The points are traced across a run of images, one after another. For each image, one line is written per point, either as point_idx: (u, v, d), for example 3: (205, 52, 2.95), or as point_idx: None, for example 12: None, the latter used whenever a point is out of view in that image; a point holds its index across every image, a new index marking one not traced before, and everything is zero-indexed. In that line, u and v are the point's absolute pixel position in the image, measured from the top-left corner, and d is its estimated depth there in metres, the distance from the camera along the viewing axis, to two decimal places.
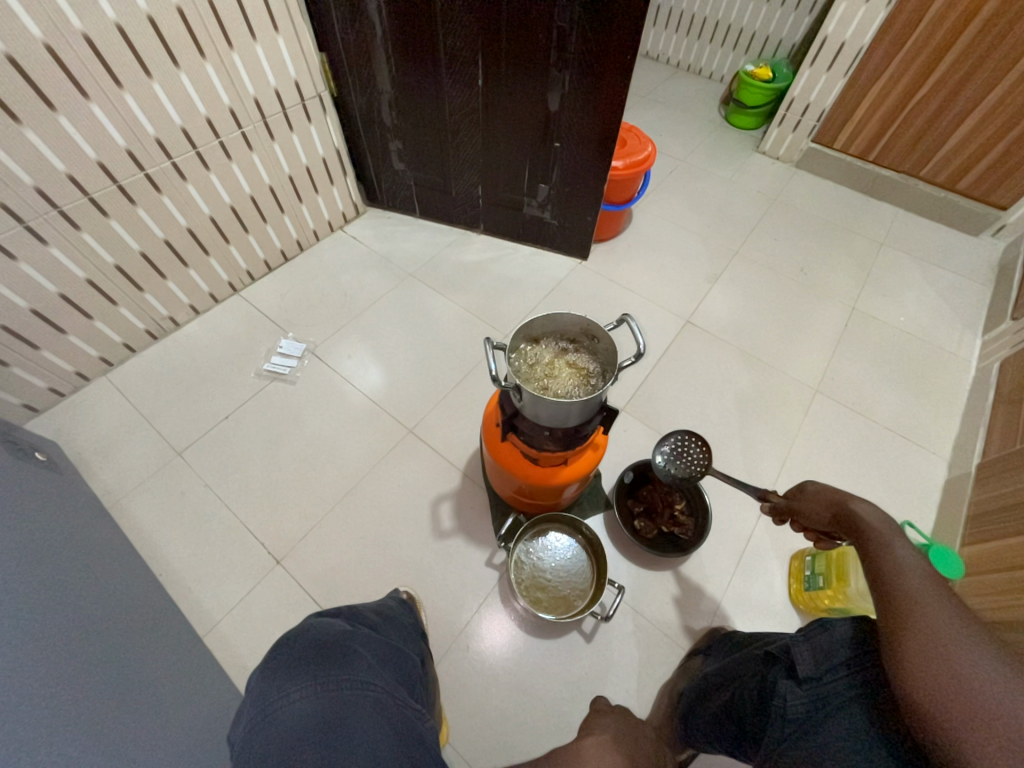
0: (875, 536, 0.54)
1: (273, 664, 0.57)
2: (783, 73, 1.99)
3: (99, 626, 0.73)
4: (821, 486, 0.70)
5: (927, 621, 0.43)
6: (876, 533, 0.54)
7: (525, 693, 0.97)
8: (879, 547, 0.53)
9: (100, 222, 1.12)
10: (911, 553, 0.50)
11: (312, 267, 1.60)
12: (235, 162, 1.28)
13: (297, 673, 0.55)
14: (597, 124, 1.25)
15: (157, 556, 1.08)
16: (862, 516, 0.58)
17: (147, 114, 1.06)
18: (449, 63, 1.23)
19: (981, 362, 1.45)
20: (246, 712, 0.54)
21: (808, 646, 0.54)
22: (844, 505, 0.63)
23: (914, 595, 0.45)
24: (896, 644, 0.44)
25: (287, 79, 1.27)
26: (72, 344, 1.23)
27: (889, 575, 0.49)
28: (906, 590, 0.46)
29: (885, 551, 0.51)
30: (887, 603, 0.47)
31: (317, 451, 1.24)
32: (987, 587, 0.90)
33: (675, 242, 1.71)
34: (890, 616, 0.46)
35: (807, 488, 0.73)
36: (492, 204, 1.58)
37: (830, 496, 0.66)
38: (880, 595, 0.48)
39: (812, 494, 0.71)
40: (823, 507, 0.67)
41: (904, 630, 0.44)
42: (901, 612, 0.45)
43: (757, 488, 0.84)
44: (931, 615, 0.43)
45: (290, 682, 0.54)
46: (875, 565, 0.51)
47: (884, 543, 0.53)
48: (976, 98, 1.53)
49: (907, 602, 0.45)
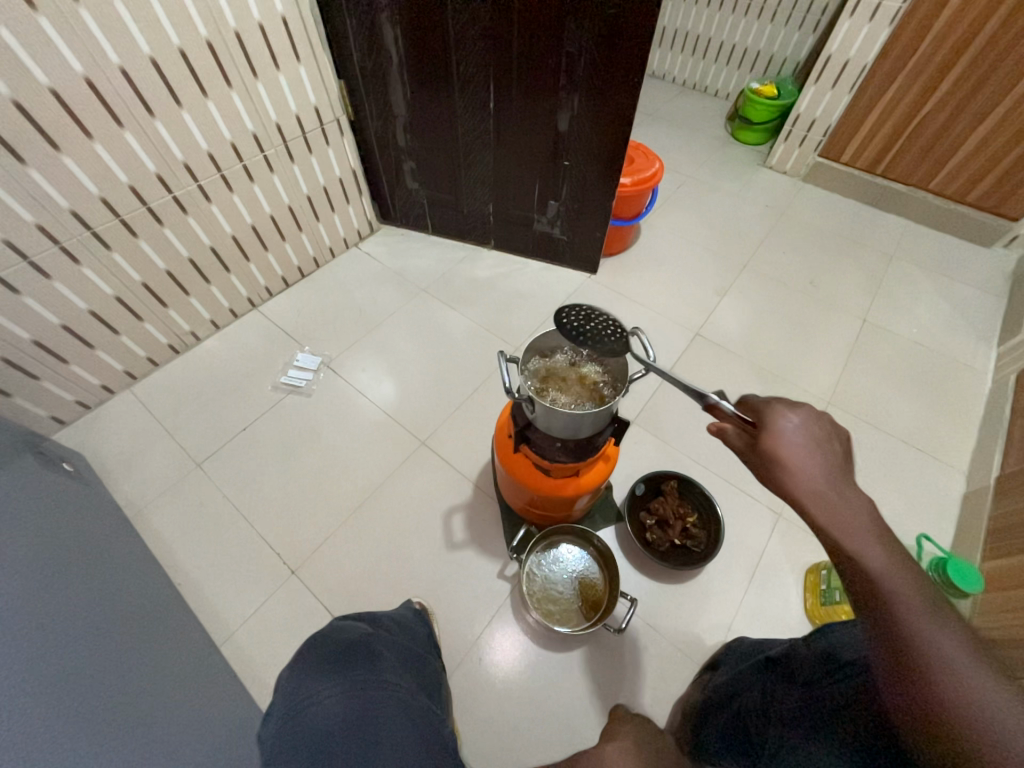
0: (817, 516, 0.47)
1: (302, 663, 0.60)
2: (788, 91, 2.02)
3: (121, 634, 0.75)
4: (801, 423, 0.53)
5: (919, 625, 0.38)
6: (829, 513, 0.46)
7: (538, 708, 0.96)
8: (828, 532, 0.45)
9: (129, 243, 1.17)
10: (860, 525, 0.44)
11: (328, 282, 1.65)
12: (257, 184, 1.34)
13: (326, 672, 0.57)
14: (605, 143, 1.29)
15: (176, 566, 1.10)
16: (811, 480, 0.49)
17: (176, 141, 1.12)
18: (462, 87, 1.28)
19: (997, 374, 1.43)
20: (275, 710, 0.56)
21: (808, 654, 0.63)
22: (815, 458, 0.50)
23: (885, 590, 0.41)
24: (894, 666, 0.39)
25: (307, 105, 1.33)
26: (99, 358, 1.27)
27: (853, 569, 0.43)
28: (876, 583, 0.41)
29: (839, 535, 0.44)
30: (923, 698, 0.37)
31: (331, 462, 1.26)
32: (1010, 602, 0.88)
33: (684, 256, 1.73)
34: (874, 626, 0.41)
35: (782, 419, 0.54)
36: (503, 220, 1.61)
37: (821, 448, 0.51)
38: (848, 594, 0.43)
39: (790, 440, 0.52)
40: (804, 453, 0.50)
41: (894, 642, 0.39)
42: (884, 621, 0.40)
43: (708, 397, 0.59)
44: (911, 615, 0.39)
45: (319, 679, 0.56)
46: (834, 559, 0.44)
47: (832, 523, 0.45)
48: (983, 111, 1.54)
49: (886, 604, 0.40)
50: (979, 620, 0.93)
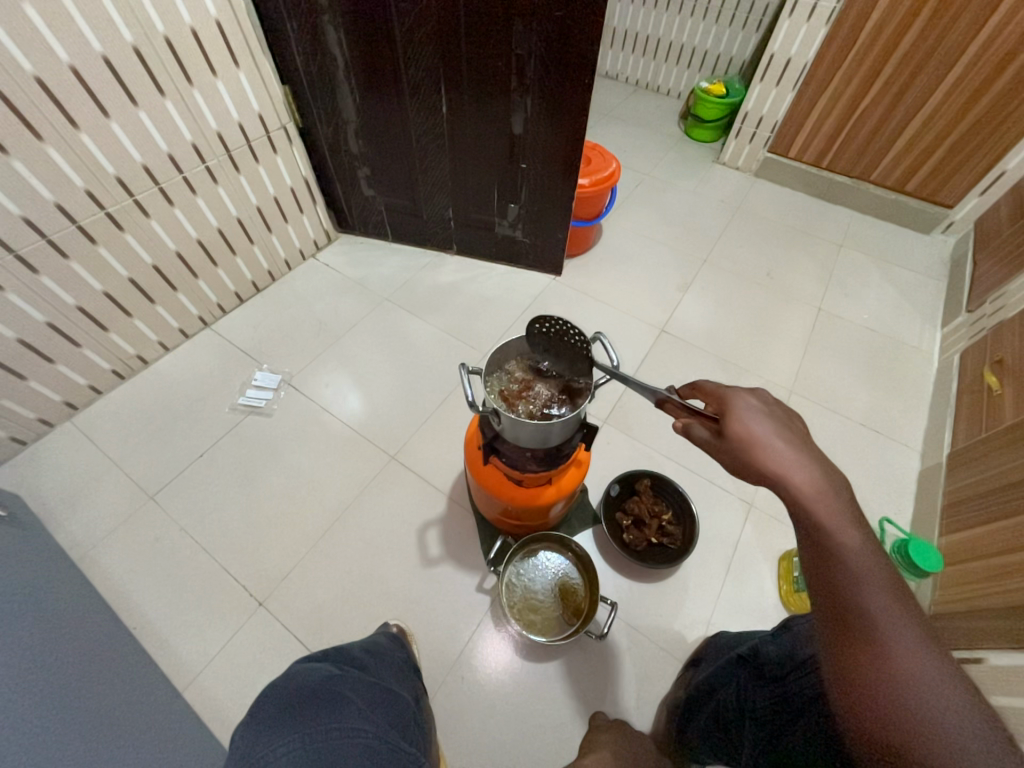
0: (810, 538, 0.46)
1: (254, 718, 0.57)
2: (736, 89, 2.08)
3: (73, 687, 0.70)
4: (767, 408, 0.55)
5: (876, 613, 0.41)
6: (832, 545, 0.45)
7: (524, 722, 0.94)
8: (822, 557, 0.45)
9: (59, 264, 1.09)
10: (863, 565, 0.43)
11: (286, 296, 1.58)
12: (201, 197, 1.27)
13: (282, 726, 0.54)
14: (561, 145, 1.28)
15: (131, 608, 1.03)
16: (799, 493, 0.48)
17: (107, 154, 1.05)
18: (412, 91, 1.25)
19: (943, 354, 1.51)
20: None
21: (776, 648, 0.66)
22: (798, 471, 0.49)
23: (881, 640, 0.40)
24: (860, 708, 0.40)
25: (250, 112, 1.27)
26: (34, 390, 1.18)
27: (853, 614, 0.42)
28: (872, 631, 0.41)
29: (833, 568, 0.44)
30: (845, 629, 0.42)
31: (297, 484, 1.21)
32: (970, 575, 0.93)
33: (645, 253, 1.75)
34: (849, 670, 0.41)
35: (742, 403, 0.55)
36: (464, 225, 1.59)
37: (798, 443, 0.51)
38: (830, 628, 0.43)
39: (760, 429, 0.53)
40: (778, 451, 0.50)
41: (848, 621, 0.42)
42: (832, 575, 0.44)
43: (660, 390, 0.61)
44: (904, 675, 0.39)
45: (275, 734, 0.53)
46: (825, 587, 0.44)
47: (839, 556, 0.44)
48: (917, 105, 1.62)
49: (840, 564, 0.44)
50: (941, 594, 0.97)
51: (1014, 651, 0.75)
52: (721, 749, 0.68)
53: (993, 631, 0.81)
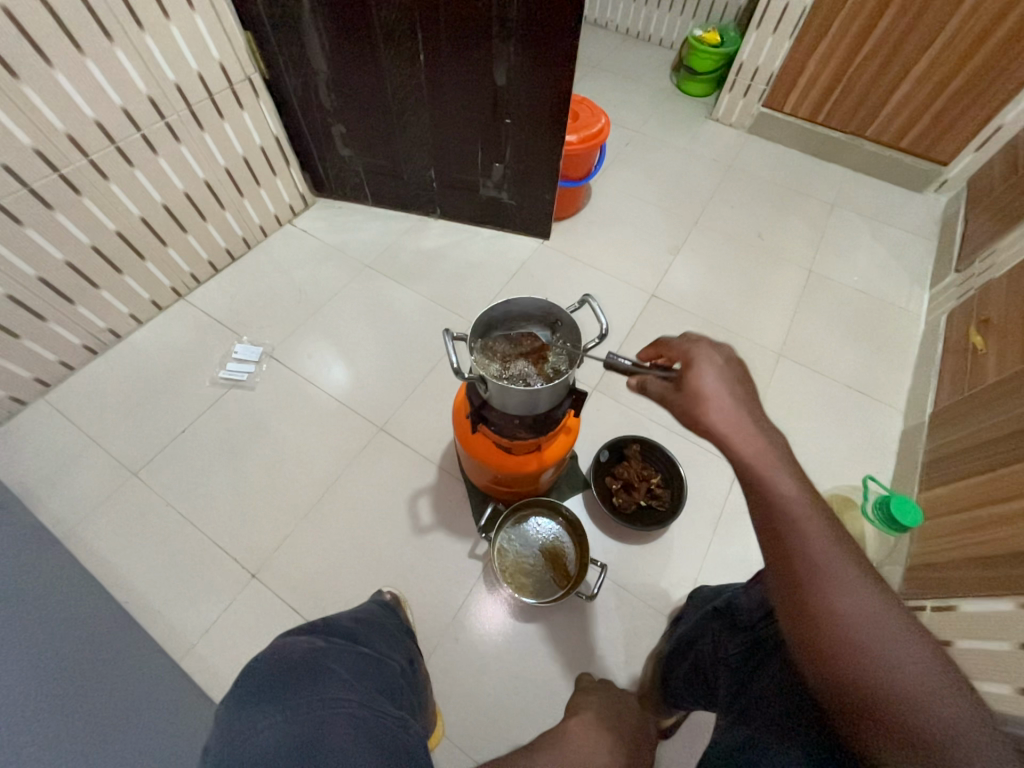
0: (754, 494, 0.49)
1: (240, 692, 0.57)
2: (731, 38, 1.98)
3: (65, 662, 0.70)
4: (721, 365, 0.58)
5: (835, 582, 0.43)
6: (775, 499, 0.47)
7: (516, 678, 0.98)
8: (781, 530, 0.47)
9: (13, 232, 1.02)
10: (804, 513, 0.46)
11: (262, 264, 1.52)
12: (163, 157, 1.18)
13: (265, 701, 0.54)
14: (546, 98, 1.21)
15: (122, 583, 1.03)
16: (754, 468, 0.50)
17: (54, 109, 0.96)
18: (385, 37, 1.16)
19: (930, 314, 1.51)
20: (216, 741, 0.54)
21: (747, 597, 0.67)
22: (740, 433, 0.52)
23: (826, 581, 0.44)
24: (818, 650, 0.43)
25: (211, 62, 1.17)
26: (2, 367, 1.13)
27: (819, 596, 0.43)
28: (819, 573, 0.44)
29: (778, 521, 0.47)
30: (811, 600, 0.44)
31: (284, 457, 1.19)
32: (947, 528, 0.95)
33: (635, 215, 1.70)
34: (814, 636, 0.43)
35: (698, 355, 0.59)
36: (447, 187, 1.52)
37: (741, 403, 0.54)
38: (782, 579, 0.46)
39: (708, 383, 0.56)
40: (722, 411, 0.54)
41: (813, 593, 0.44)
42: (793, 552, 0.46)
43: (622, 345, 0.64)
44: (855, 614, 0.42)
45: (258, 710, 0.53)
46: (791, 570, 0.45)
47: (788, 521, 0.47)
48: (917, 54, 1.55)
49: (800, 539, 0.46)
50: (918, 548, 1.01)
51: (996, 597, 0.77)
52: (703, 696, 0.71)
53: (967, 581, 0.84)
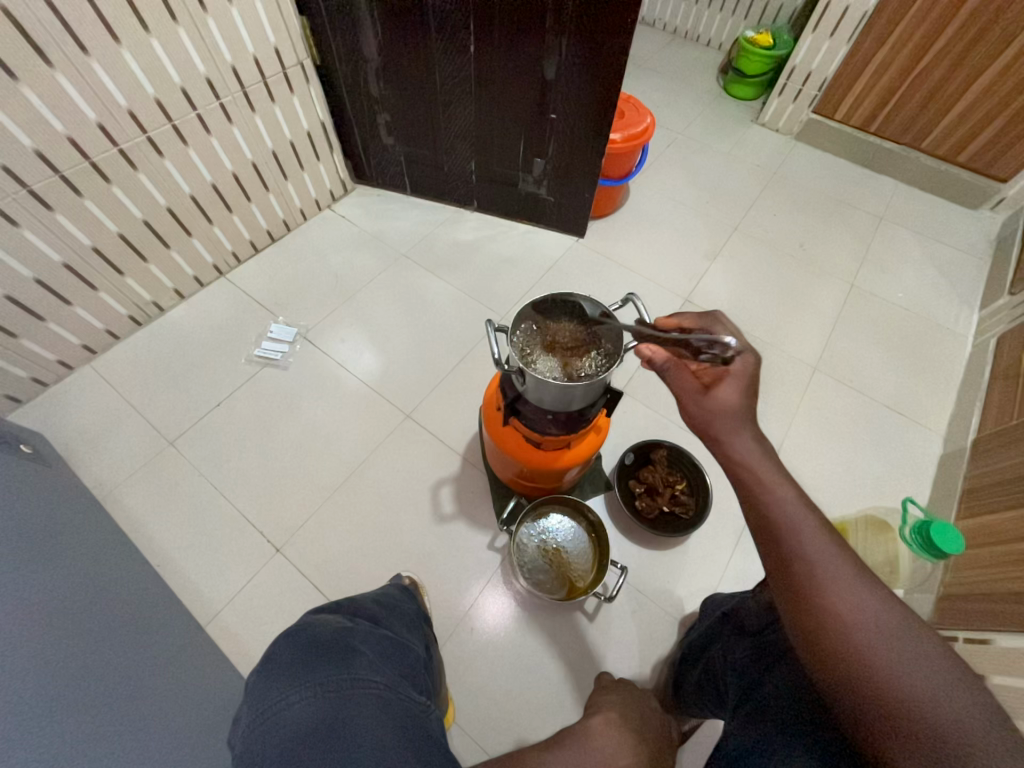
0: (749, 499, 0.51)
1: (271, 666, 0.59)
2: (784, 40, 1.92)
3: (102, 620, 0.73)
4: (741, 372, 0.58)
5: (836, 586, 0.43)
6: (769, 505, 0.49)
7: (528, 671, 0.98)
8: (775, 537, 0.47)
9: (73, 202, 1.06)
10: (797, 516, 0.48)
11: (300, 247, 1.54)
12: (215, 136, 1.21)
13: (294, 675, 0.55)
14: (595, 95, 1.20)
15: (154, 547, 1.07)
16: (751, 477, 0.52)
17: (118, 85, 1.00)
18: (438, 28, 1.16)
19: (979, 338, 1.45)
20: (245, 715, 0.55)
21: (757, 605, 0.67)
22: (738, 442, 0.54)
23: (825, 584, 0.44)
24: (813, 649, 0.43)
25: (266, 45, 1.19)
26: (53, 332, 1.18)
27: (821, 603, 0.43)
28: (813, 575, 0.44)
29: (773, 524, 0.48)
30: (813, 610, 0.43)
31: (313, 438, 1.22)
32: (985, 560, 0.92)
33: (674, 218, 1.68)
34: (824, 650, 0.42)
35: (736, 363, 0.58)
36: (486, 180, 1.52)
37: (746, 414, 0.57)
38: (783, 585, 0.46)
39: (729, 391, 0.57)
40: (725, 421, 0.56)
41: (816, 600, 0.43)
42: (789, 559, 0.46)
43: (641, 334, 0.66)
44: (855, 616, 0.42)
45: (288, 684, 0.54)
46: (792, 581, 0.45)
47: (783, 525, 0.48)
48: (984, 65, 1.48)
49: (794, 547, 0.46)
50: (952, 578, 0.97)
51: None
52: (711, 700, 0.70)
53: (1005, 616, 0.80)
